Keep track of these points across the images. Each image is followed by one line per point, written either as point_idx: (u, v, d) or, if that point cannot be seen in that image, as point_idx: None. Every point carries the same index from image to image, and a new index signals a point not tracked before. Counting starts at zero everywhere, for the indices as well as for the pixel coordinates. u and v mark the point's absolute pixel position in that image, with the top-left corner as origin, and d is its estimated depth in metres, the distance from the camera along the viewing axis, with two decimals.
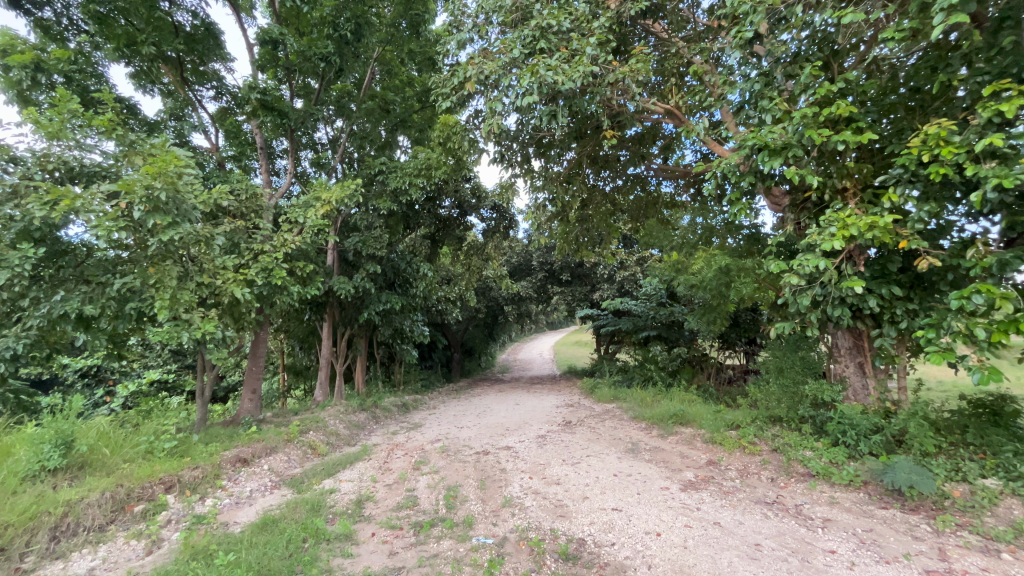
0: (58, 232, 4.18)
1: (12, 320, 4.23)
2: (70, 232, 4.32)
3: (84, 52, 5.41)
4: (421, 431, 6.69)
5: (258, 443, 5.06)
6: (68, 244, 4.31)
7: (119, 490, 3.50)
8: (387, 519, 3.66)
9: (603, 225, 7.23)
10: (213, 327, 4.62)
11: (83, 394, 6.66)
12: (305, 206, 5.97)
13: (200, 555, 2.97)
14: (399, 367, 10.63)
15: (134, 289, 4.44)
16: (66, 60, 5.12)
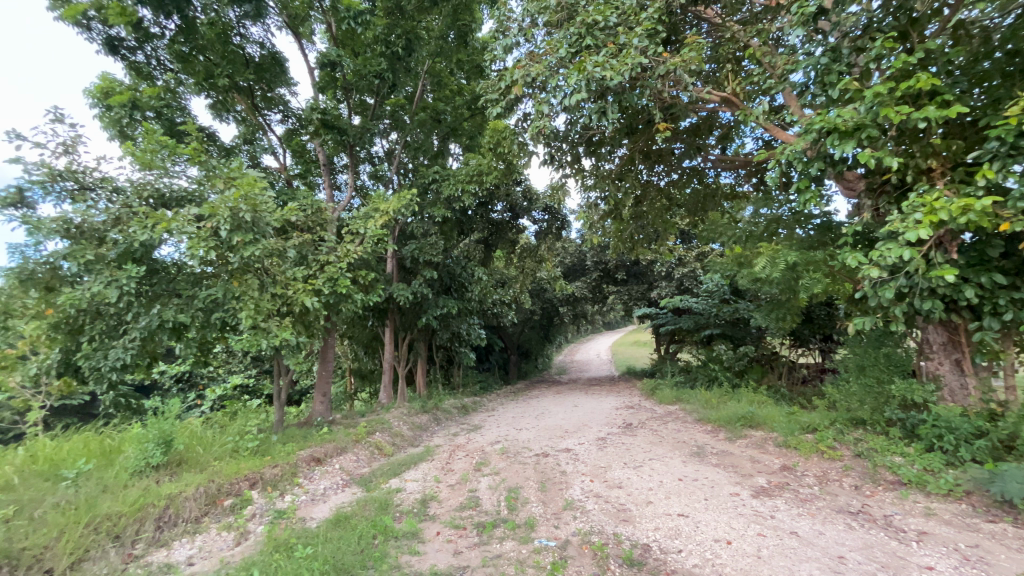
0: (154, 252, 4.65)
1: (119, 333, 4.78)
2: (164, 252, 4.78)
3: (170, 87, 5.99)
4: (481, 433, 6.80)
5: (329, 444, 5.36)
6: (162, 264, 4.79)
7: (211, 486, 3.83)
8: (451, 519, 3.75)
9: (658, 221, 7.05)
10: (288, 335, 4.96)
11: (178, 398, 7.35)
12: (365, 218, 6.25)
13: (282, 548, 3.18)
14: (458, 369, 10.85)
15: (218, 301, 4.87)
16: (155, 97, 5.68)
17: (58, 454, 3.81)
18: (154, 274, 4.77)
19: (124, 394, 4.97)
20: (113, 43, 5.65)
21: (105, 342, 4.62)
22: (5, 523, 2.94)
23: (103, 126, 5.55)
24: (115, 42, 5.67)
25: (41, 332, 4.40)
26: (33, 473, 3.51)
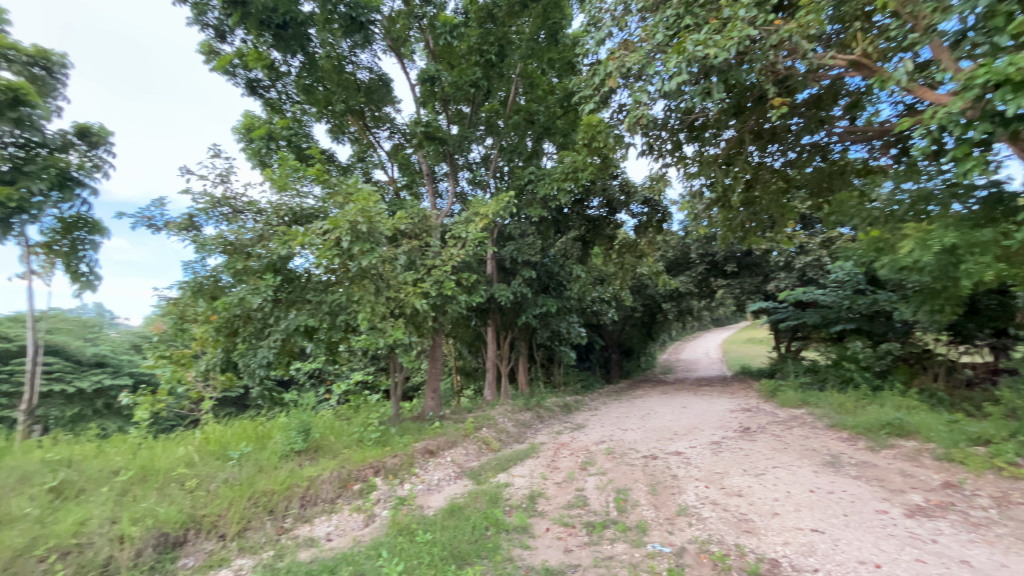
0: (289, 264, 5.26)
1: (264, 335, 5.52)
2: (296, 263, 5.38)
3: (297, 117, 6.79)
4: (585, 432, 6.73)
5: (441, 437, 5.67)
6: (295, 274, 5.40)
7: (343, 471, 4.25)
8: (560, 517, 3.76)
9: (774, 207, 6.40)
10: (402, 335, 5.36)
11: (312, 392, 8.28)
12: (466, 222, 6.50)
13: (404, 531, 3.44)
14: (558, 368, 10.86)
15: (341, 305, 5.39)
16: (286, 127, 6.47)
17: (224, 436, 4.49)
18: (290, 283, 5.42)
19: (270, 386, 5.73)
20: (252, 85, 6.58)
21: (253, 343, 5.38)
22: (189, 494, 3.52)
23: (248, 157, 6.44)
24: (253, 83, 6.59)
25: (208, 334, 5.23)
26: (207, 453, 4.17)
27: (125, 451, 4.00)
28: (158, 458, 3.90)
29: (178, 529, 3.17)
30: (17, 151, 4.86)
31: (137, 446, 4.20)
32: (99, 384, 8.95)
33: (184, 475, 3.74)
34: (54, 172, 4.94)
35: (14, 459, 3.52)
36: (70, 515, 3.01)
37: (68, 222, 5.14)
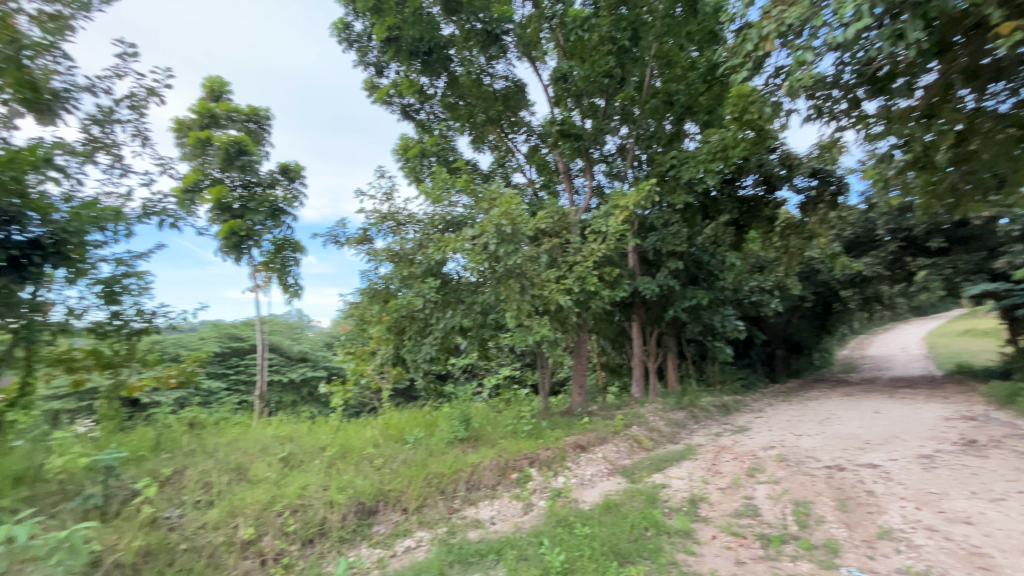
0: (443, 268, 5.73)
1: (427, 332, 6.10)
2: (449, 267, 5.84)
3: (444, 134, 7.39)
4: (749, 436, 6.11)
5: (591, 433, 5.67)
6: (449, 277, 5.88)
7: (501, 460, 4.51)
8: (728, 525, 3.46)
9: (1004, 161, 4.82)
10: (548, 331, 5.51)
11: (466, 385, 8.94)
12: (606, 215, 6.37)
13: (563, 523, 3.51)
14: (712, 364, 10.04)
15: (491, 304, 5.71)
16: (434, 144, 7.13)
17: (400, 423, 5.09)
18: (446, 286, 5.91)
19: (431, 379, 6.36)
20: (406, 110, 7.37)
21: (418, 340, 5.97)
22: (377, 470, 4.01)
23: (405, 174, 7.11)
24: (407, 109, 7.39)
25: (382, 333, 5.99)
26: (389, 436, 4.76)
27: (328, 433, 4.71)
28: (353, 439, 4.54)
29: (371, 499, 3.61)
30: (244, 191, 6.16)
31: (336, 427, 4.98)
32: (304, 375, 10.93)
33: (372, 455, 4.27)
34: (268, 205, 6.19)
35: (256, 433, 4.44)
36: (295, 481, 3.60)
37: (278, 244, 6.38)
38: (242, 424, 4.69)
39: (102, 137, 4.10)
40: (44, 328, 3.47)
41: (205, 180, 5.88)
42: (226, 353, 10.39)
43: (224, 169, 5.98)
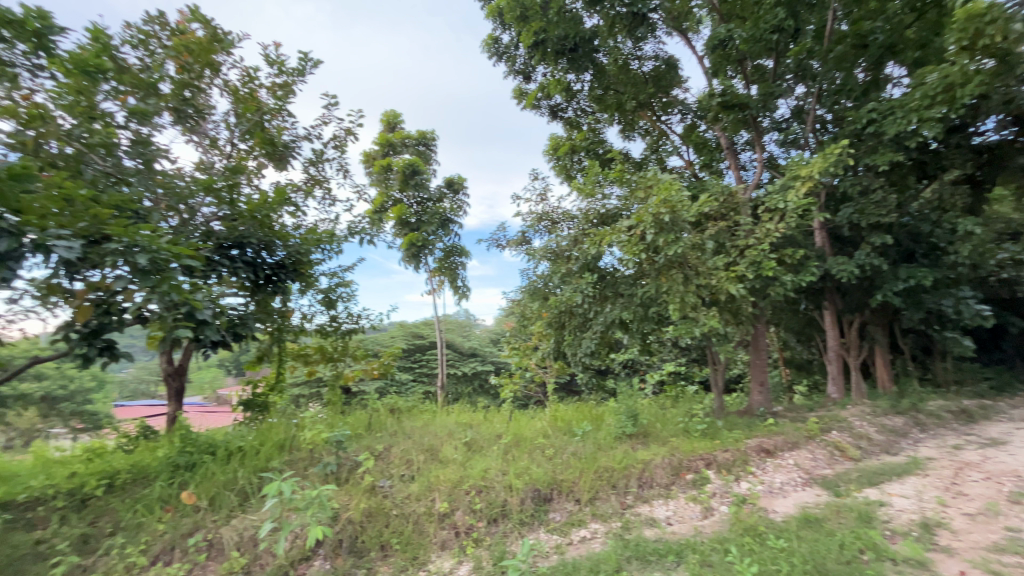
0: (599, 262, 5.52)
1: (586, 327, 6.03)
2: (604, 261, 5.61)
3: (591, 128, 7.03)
4: (1008, 452, 4.73)
5: (778, 436, 5.03)
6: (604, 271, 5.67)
7: (674, 458, 4.28)
8: (984, 561, 2.74)
9: None
10: (717, 324, 4.90)
11: (628, 380, 8.74)
12: (783, 189, 5.58)
13: (751, 532, 3.19)
14: (942, 360, 8.06)
15: (652, 296, 5.35)
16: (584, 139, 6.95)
17: (567, 416, 5.19)
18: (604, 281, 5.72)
19: (592, 373, 6.39)
20: (555, 110, 7.48)
21: (578, 335, 5.93)
22: (550, 459, 4.07)
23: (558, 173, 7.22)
24: (555, 109, 7.50)
25: (543, 329, 6.18)
26: (558, 428, 4.85)
27: (502, 422, 4.98)
28: (525, 428, 4.72)
29: (546, 487, 3.66)
30: (418, 207, 6.99)
31: (508, 417, 5.28)
32: (475, 369, 11.99)
33: (544, 445, 4.34)
34: (439, 217, 6.81)
35: (441, 418, 4.92)
36: (478, 463, 3.79)
37: (447, 251, 7.09)
38: (430, 410, 5.31)
39: (317, 174, 5.09)
40: (289, 329, 4.73)
41: (389, 202, 6.91)
42: (411, 349, 11.97)
43: (403, 190, 6.86)
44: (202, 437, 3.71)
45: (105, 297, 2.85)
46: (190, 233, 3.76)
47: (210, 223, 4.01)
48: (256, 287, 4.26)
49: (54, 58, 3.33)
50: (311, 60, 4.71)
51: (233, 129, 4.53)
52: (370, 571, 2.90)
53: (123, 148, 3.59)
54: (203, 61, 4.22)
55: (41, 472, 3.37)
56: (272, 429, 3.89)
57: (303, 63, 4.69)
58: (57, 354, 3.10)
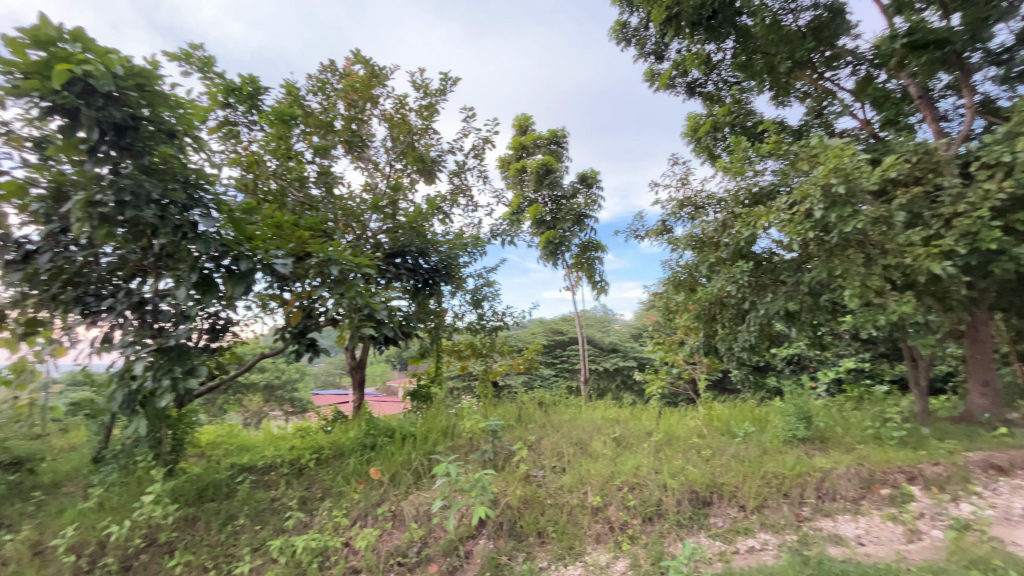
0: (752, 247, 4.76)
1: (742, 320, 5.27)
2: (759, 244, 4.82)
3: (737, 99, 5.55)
4: None
5: (1016, 450, 3.97)
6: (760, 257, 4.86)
7: (863, 469, 3.66)
8: None
9: None
10: (914, 310, 3.84)
11: (793, 379, 7.72)
12: (1010, 137, 4.34)
13: (980, 565, 2.58)
14: None
15: (825, 281, 4.44)
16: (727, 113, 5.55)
17: (724, 415, 4.75)
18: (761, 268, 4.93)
19: (750, 371, 5.75)
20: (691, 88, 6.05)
21: (733, 327, 5.21)
22: (707, 462, 3.76)
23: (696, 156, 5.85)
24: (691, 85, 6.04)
25: (690, 322, 5.69)
26: (714, 427, 4.51)
27: (650, 420, 4.74)
28: (677, 427, 4.47)
29: (705, 489, 3.37)
30: (553, 205, 7.11)
31: (656, 414, 5.02)
32: (616, 364, 11.82)
33: (698, 446, 4.01)
34: (574, 213, 6.86)
35: (587, 413, 4.89)
36: (628, 460, 3.68)
37: (584, 246, 7.06)
38: (575, 404, 5.31)
39: (461, 184, 5.50)
40: (445, 328, 5.20)
41: (525, 203, 7.15)
42: (552, 345, 12.29)
43: (538, 190, 7.04)
44: (381, 423, 4.33)
45: (308, 301, 3.41)
46: (364, 245, 4.36)
47: (377, 236, 4.59)
48: (415, 290, 4.73)
49: (262, 113, 4.13)
50: (450, 79, 5.11)
51: (391, 153, 5.15)
52: (531, 557, 2.87)
53: (311, 179, 4.40)
54: (366, 96, 4.79)
55: (272, 446, 4.22)
56: (434, 418, 4.29)
57: (444, 83, 5.11)
58: (274, 350, 3.83)
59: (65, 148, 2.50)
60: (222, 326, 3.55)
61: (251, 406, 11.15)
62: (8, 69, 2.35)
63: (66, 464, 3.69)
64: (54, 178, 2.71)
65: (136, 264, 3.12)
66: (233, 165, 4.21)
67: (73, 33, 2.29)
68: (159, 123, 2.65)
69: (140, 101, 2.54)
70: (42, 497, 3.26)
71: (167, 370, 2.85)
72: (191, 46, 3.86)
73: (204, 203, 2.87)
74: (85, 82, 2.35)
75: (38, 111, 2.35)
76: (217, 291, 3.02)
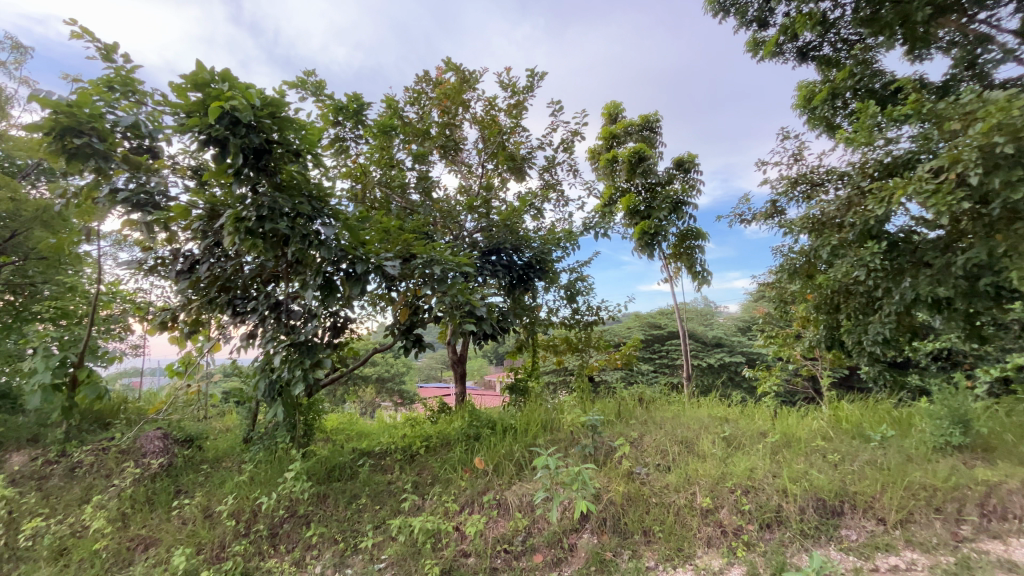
0: (886, 226, 4.16)
1: (872, 309, 4.53)
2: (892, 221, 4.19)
3: (860, 59, 4.78)
4: None
5: None
6: (893, 238, 4.21)
7: None
8: None
9: None
10: None
11: (945, 377, 6.59)
12: None
13: None
14: None
15: (985, 263, 3.66)
16: (847, 76, 4.81)
17: (855, 416, 4.18)
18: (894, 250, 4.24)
19: (886, 369, 4.89)
20: (805, 52, 5.31)
21: (861, 319, 4.55)
22: (834, 467, 3.26)
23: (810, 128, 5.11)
24: (805, 50, 5.31)
25: (809, 313, 5.10)
26: (842, 430, 3.94)
27: (765, 419, 4.34)
28: (796, 428, 3.98)
29: (834, 498, 2.95)
30: (647, 193, 6.81)
31: (771, 413, 4.59)
32: (722, 360, 11.11)
33: (824, 449, 3.58)
34: (670, 200, 6.45)
35: (693, 410, 4.61)
36: (741, 461, 3.37)
37: (682, 234, 6.69)
38: (678, 401, 5.06)
39: (551, 179, 5.51)
40: (539, 323, 5.25)
41: (617, 194, 6.96)
42: (650, 340, 12.00)
43: (630, 179, 6.82)
44: (484, 415, 4.52)
45: (413, 299, 3.68)
46: (461, 245, 4.55)
47: (473, 236, 4.78)
48: (510, 287, 4.81)
49: (367, 127, 4.48)
50: (537, 75, 5.12)
51: (482, 154, 5.31)
52: (636, 555, 2.77)
53: (411, 185, 4.71)
54: (457, 101, 4.96)
55: (386, 434, 4.59)
56: (533, 412, 4.36)
57: (531, 79, 5.15)
58: (384, 346, 4.14)
59: (217, 173, 2.92)
60: (342, 324, 3.92)
61: (367, 397, 12.23)
62: (175, 111, 2.81)
63: (224, 442, 4.32)
64: (209, 200, 3.19)
65: (271, 270, 3.56)
66: (344, 178, 4.62)
67: (222, 74, 2.68)
68: (286, 144, 3.02)
69: (272, 126, 2.90)
70: (208, 469, 3.85)
71: (299, 363, 3.20)
72: (306, 73, 4.30)
73: (323, 214, 3.19)
74: (231, 115, 2.72)
75: (197, 143, 2.78)
76: (337, 293, 3.34)
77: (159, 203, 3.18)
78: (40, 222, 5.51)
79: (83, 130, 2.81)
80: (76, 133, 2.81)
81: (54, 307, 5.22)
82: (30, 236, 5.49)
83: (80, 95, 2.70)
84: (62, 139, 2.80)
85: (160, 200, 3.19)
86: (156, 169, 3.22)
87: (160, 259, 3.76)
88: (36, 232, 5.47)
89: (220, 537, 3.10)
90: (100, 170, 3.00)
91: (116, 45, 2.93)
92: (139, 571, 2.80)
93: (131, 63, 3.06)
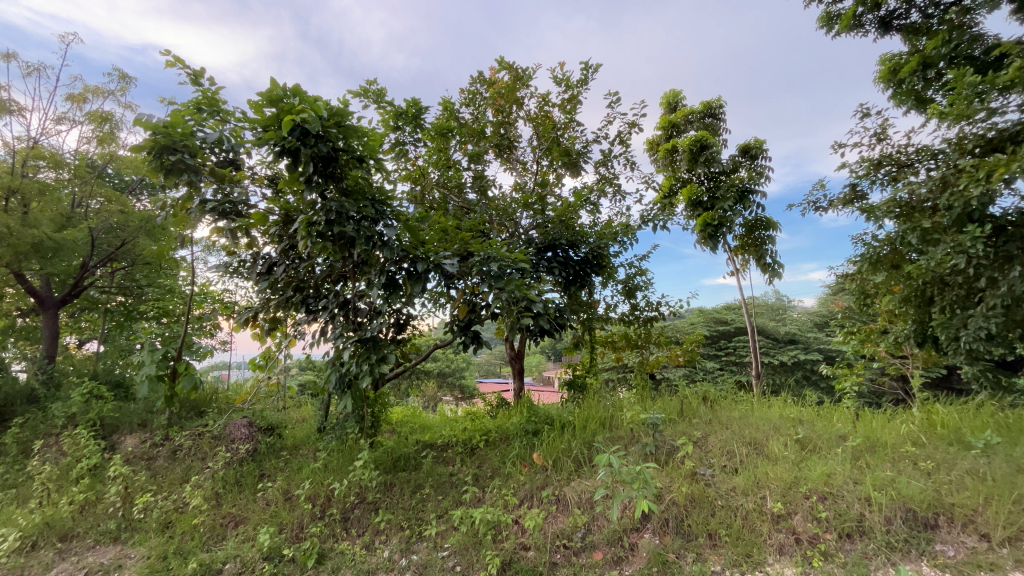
0: (990, 209, 3.74)
1: (972, 302, 4.04)
2: (997, 204, 3.78)
3: (957, 23, 4.24)
4: None
5: None
6: (1000, 220, 3.77)
7: None
8: None
9: None
10: None
11: None
12: None
13: None
14: None
15: None
16: (941, 43, 4.25)
17: (952, 419, 3.77)
18: (1000, 235, 3.79)
19: (989, 369, 4.34)
20: (888, 22, 4.82)
21: (959, 313, 4.04)
22: (926, 476, 2.97)
23: (895, 105, 4.66)
24: (889, 18, 4.82)
25: (896, 307, 4.67)
26: (937, 435, 3.56)
27: (844, 421, 4.02)
28: (881, 431, 3.65)
29: (927, 510, 2.70)
30: (710, 183, 6.52)
31: (853, 415, 4.25)
32: (796, 358, 10.44)
33: (915, 455, 3.26)
34: (735, 189, 6.11)
35: (762, 410, 4.36)
36: (817, 465, 3.15)
37: (749, 224, 6.33)
38: (747, 400, 4.81)
39: (607, 173, 5.42)
40: (597, 318, 5.19)
41: (677, 185, 6.72)
42: (715, 336, 11.54)
43: (692, 168, 6.54)
44: (541, 411, 4.56)
45: (472, 297, 3.66)
46: (518, 241, 4.59)
47: (528, 233, 4.81)
48: (566, 282, 4.78)
49: (425, 131, 4.64)
50: (591, 67, 5.04)
51: (537, 151, 5.33)
52: (701, 558, 2.68)
53: (468, 185, 4.81)
54: (511, 99, 4.99)
55: (448, 427, 4.73)
56: (591, 409, 4.32)
57: (585, 72, 5.08)
58: (445, 341, 4.25)
59: (291, 181, 3.14)
60: (404, 320, 4.09)
61: (429, 391, 12.66)
62: (253, 125, 3.05)
63: (301, 431, 4.64)
64: (284, 206, 3.43)
65: (340, 270, 3.77)
66: (404, 180, 4.82)
67: (293, 89, 2.87)
68: (351, 151, 3.19)
69: (339, 135, 3.07)
70: (288, 456, 4.16)
71: (366, 358, 3.36)
72: (367, 82, 4.50)
73: (386, 216, 3.35)
74: (301, 126, 2.91)
75: (273, 154, 2.99)
76: (400, 291, 3.49)
77: (241, 212, 3.47)
78: (144, 231, 6.21)
79: (177, 147, 3.11)
80: (171, 151, 3.12)
81: (157, 307, 5.86)
82: (136, 244, 6.19)
83: (174, 117, 3.00)
84: (160, 157, 3.11)
85: (242, 208, 3.48)
86: (238, 180, 3.54)
87: (243, 262, 4.11)
88: (141, 241, 6.16)
89: (299, 519, 3.34)
90: (192, 183, 3.31)
91: (203, 70, 3.22)
92: (231, 545, 3.09)
93: (216, 84, 3.34)
